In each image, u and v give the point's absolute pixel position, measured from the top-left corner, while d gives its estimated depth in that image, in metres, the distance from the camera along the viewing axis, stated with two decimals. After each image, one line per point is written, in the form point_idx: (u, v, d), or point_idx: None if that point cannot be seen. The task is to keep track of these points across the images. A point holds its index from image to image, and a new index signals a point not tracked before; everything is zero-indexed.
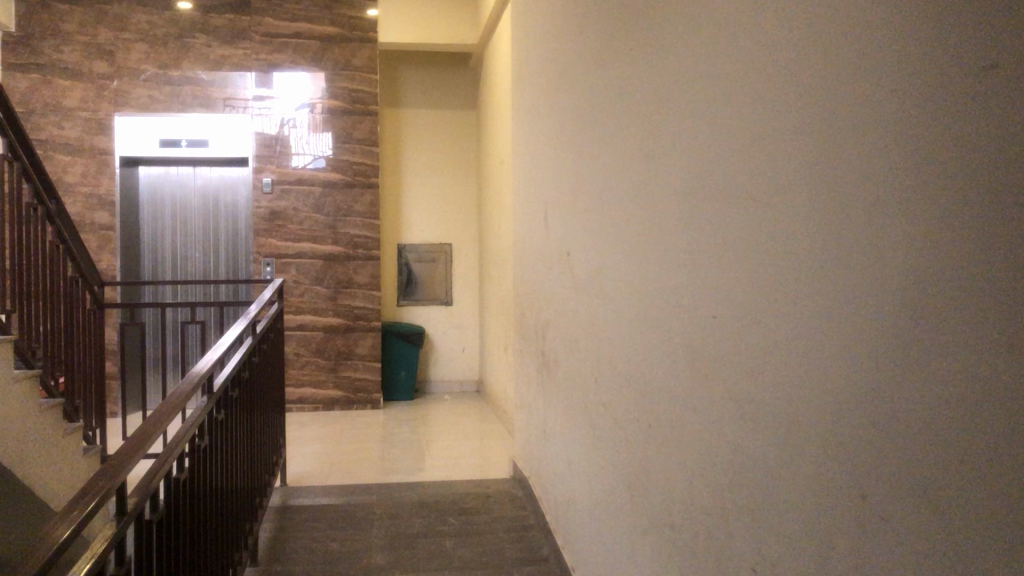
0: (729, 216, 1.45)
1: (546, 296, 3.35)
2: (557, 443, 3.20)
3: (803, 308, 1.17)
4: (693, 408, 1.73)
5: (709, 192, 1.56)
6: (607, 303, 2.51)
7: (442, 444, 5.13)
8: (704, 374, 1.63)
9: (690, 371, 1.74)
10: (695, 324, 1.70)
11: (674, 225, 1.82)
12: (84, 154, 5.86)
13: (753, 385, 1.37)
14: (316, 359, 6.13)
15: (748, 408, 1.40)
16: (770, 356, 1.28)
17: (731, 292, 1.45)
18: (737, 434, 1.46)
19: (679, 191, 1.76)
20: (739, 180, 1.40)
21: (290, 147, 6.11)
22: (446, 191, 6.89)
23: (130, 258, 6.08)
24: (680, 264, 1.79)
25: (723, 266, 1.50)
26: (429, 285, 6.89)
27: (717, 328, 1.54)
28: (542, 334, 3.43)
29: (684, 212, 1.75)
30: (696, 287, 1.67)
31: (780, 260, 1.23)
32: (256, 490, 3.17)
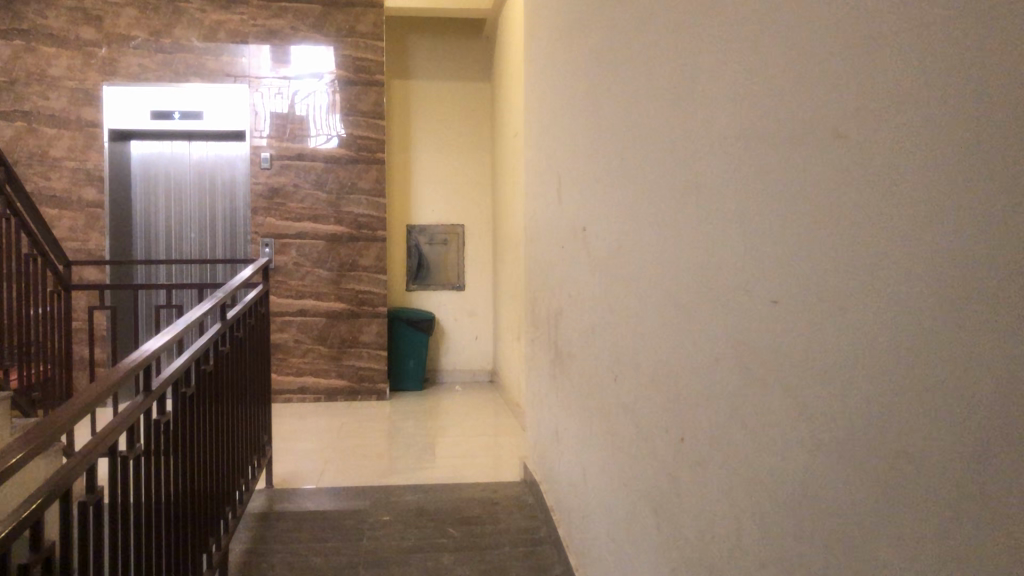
0: (794, 166, 1.04)
1: (558, 280, 2.94)
2: (573, 448, 2.77)
3: (921, 288, 0.76)
4: (739, 423, 1.32)
5: (768, 132, 1.14)
6: (625, 288, 2.10)
7: (449, 440, 4.73)
8: (759, 381, 1.21)
9: (734, 375, 1.33)
10: (739, 314, 1.28)
11: (714, 186, 1.39)
12: (70, 127, 5.49)
13: (824, 397, 0.97)
14: (317, 346, 5.75)
15: (816, 430, 0.99)
16: (859, 360, 0.88)
17: (796, 268, 1.03)
18: (800, 465, 1.06)
19: (720, 138, 1.34)
20: (811, 110, 0.98)
21: (298, 122, 5.72)
22: (457, 170, 6.47)
23: (121, 238, 5.74)
24: (721, 236, 1.37)
25: (784, 234, 1.08)
26: (440, 269, 6.50)
27: (776, 319, 1.12)
28: (556, 321, 3.00)
29: (726, 167, 1.33)
30: (745, 265, 1.25)
31: (880, 218, 0.83)
32: (223, 498, 2.79)
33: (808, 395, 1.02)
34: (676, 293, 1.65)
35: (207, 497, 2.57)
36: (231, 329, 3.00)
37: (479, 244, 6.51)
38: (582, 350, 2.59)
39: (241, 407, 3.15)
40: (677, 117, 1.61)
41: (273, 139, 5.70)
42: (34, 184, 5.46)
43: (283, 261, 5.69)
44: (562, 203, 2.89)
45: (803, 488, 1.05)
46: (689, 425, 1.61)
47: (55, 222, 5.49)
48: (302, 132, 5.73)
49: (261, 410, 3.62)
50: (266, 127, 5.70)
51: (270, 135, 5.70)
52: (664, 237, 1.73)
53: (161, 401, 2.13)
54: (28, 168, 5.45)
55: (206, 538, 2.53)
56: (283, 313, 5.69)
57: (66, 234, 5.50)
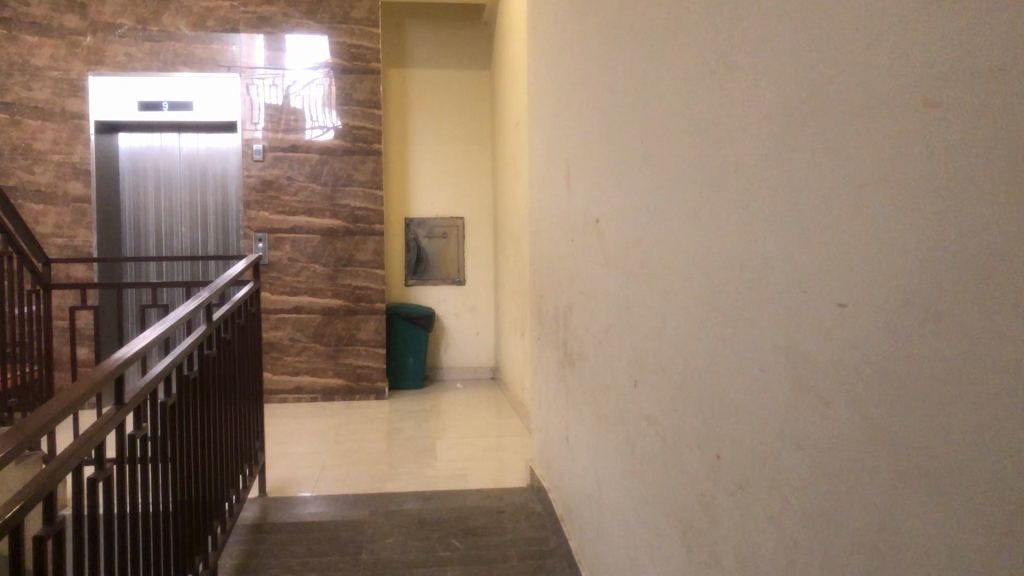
0: (870, 146, 0.86)
1: (568, 276, 2.76)
2: (585, 456, 2.59)
3: None
4: (795, 444, 1.13)
5: (832, 104, 0.94)
6: (645, 286, 1.90)
7: (451, 442, 4.55)
8: (824, 401, 1.02)
9: (787, 391, 1.13)
10: (791, 321, 1.10)
11: (756, 171, 1.20)
12: (55, 119, 5.29)
13: (924, 431, 0.78)
14: (314, 344, 5.56)
15: (909, 470, 0.81)
16: (983, 389, 0.70)
17: (876, 271, 0.85)
18: (878, 507, 0.87)
19: (764, 113, 1.15)
20: (901, 78, 0.80)
21: (292, 113, 5.52)
22: (456, 161, 6.28)
23: (110, 234, 5.54)
24: (769, 228, 1.18)
25: (852, 228, 0.91)
26: (439, 263, 6.30)
27: (845, 327, 0.93)
28: (565, 320, 2.81)
29: (780, 145, 1.13)
30: (806, 260, 1.05)
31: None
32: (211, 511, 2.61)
33: (887, 418, 0.83)
34: (708, 292, 1.46)
35: (194, 512, 2.39)
36: (218, 330, 2.81)
37: (480, 238, 6.31)
38: (596, 352, 2.40)
39: (230, 411, 2.95)
40: (710, 93, 1.42)
41: (269, 131, 5.50)
42: (18, 178, 5.26)
43: (277, 256, 5.50)
44: (571, 194, 2.70)
45: (880, 530, 0.85)
46: (725, 443, 1.42)
47: (41, 218, 5.29)
48: (296, 123, 5.53)
49: (252, 413, 3.43)
50: (261, 120, 5.49)
51: (266, 127, 5.50)
52: (693, 229, 1.54)
53: (139, 411, 1.95)
54: (12, 162, 5.25)
55: (190, 556, 2.34)
56: (278, 311, 5.51)
57: (51, 230, 5.30)
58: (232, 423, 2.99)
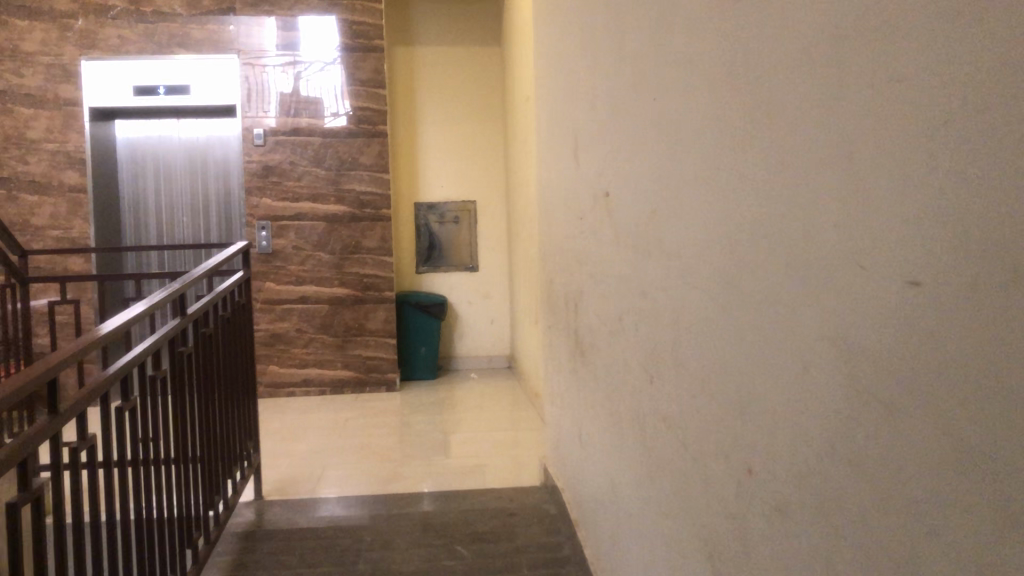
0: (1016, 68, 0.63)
1: (578, 258, 2.50)
2: (599, 455, 2.34)
3: None
4: (864, 462, 0.87)
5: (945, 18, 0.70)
6: (662, 266, 1.64)
7: (463, 434, 4.31)
8: (910, 406, 0.77)
9: (853, 396, 0.88)
10: (862, 310, 0.85)
11: (809, 119, 0.95)
12: (48, 106, 5.10)
13: None
14: (321, 335, 5.35)
15: None
16: None
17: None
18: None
19: (832, 43, 0.89)
20: None
21: (295, 96, 5.29)
22: (467, 142, 6.02)
23: (108, 224, 5.36)
24: (828, 185, 0.91)
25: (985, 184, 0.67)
26: (452, 249, 6.07)
27: (970, 312, 0.69)
28: (576, 306, 2.56)
29: (850, 71, 0.86)
30: (889, 222, 0.79)
31: None
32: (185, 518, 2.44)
33: None
34: (739, 270, 1.20)
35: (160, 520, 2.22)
36: (195, 324, 2.63)
37: (493, 222, 6.06)
38: (608, 342, 2.15)
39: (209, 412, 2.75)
40: (743, 25, 1.15)
41: (281, 117, 5.28)
42: (12, 169, 5.09)
43: (281, 244, 5.28)
44: (580, 167, 2.44)
45: None
46: (760, 454, 1.16)
47: (36, 209, 5.12)
48: (299, 106, 5.30)
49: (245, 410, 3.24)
50: (269, 104, 5.28)
51: (277, 114, 5.28)
52: (721, 193, 1.27)
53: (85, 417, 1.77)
54: (5, 152, 5.08)
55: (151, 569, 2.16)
56: (283, 301, 5.29)
57: (48, 222, 5.13)
58: (212, 425, 2.78)
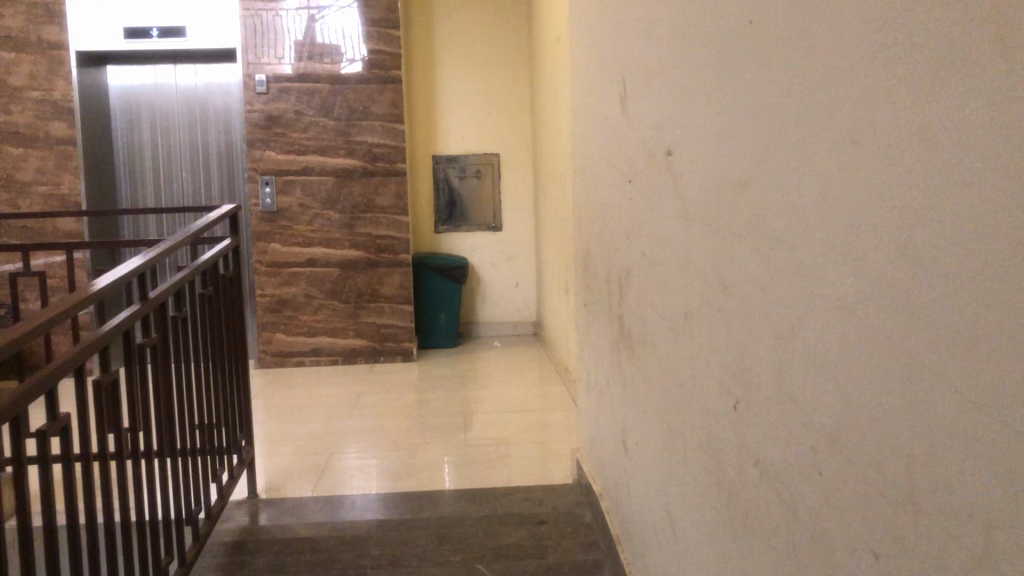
0: None
1: (625, 233, 2.05)
2: (650, 474, 1.90)
3: None
4: None
5: None
6: (758, 250, 1.19)
7: (485, 412, 3.89)
8: None
9: None
10: None
11: None
12: (31, 50, 4.68)
13: None
14: (331, 301, 4.94)
15: None
16: None
17: None
18: None
19: None
20: None
21: (307, 40, 4.82)
22: (489, 88, 5.52)
23: (102, 180, 4.96)
24: None
25: None
26: (473, 206, 5.61)
27: None
28: (621, 287, 2.11)
29: None
30: None
31: None
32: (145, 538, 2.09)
33: None
34: (930, 280, 0.75)
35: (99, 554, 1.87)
36: (162, 309, 2.25)
37: (519, 176, 5.60)
38: (666, 340, 1.71)
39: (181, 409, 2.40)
40: None
41: (297, 64, 4.81)
42: None
43: (287, 202, 4.85)
44: (626, 117, 1.98)
45: None
46: None
47: (22, 163, 4.72)
48: (312, 50, 4.83)
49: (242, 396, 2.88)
50: (283, 50, 4.81)
51: (293, 60, 4.81)
52: (884, 155, 0.81)
53: None
54: None
55: None
56: (291, 264, 4.88)
57: (34, 177, 4.73)
58: (188, 422, 2.44)
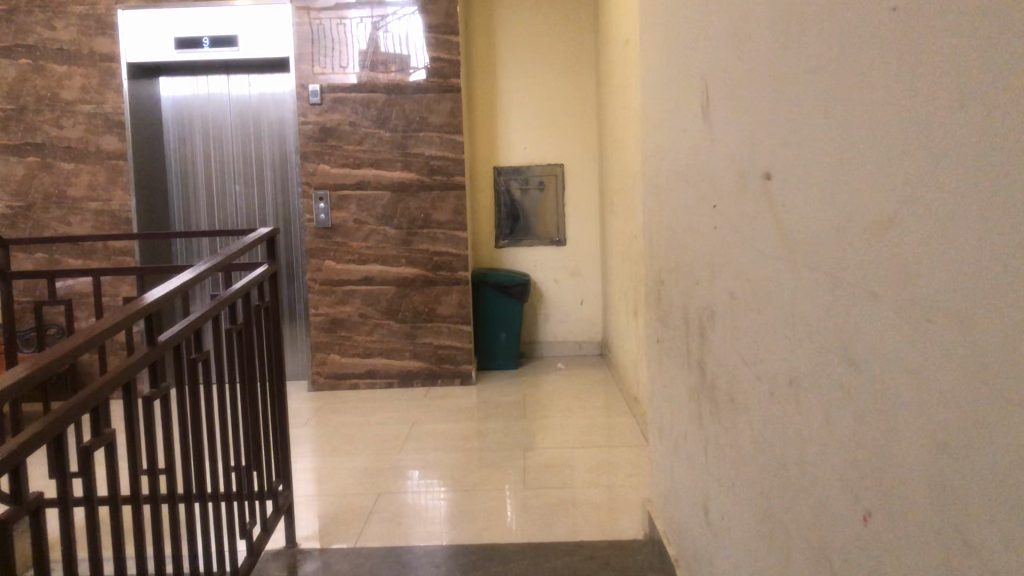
0: None
1: (706, 268, 1.74)
2: (740, 560, 1.59)
3: None
4: None
5: None
6: (904, 314, 0.88)
7: (547, 446, 3.59)
8: None
9: None
10: None
11: None
12: (82, 63, 4.56)
13: None
14: (387, 321, 4.70)
15: None
16: None
17: None
18: None
19: None
20: None
21: (371, 48, 4.60)
22: (553, 95, 5.24)
23: (154, 195, 4.82)
24: None
25: None
26: (536, 219, 5.34)
27: None
28: (703, 331, 1.79)
29: None
30: None
31: None
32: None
33: None
34: None
35: None
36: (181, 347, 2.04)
37: (584, 188, 5.31)
38: (759, 403, 1.40)
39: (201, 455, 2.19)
40: None
41: (362, 73, 4.60)
42: (46, 134, 4.58)
43: (342, 218, 4.63)
44: (709, 131, 1.67)
45: None
46: None
47: (73, 178, 4.60)
48: (376, 58, 4.61)
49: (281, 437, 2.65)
50: (340, 58, 4.59)
51: (358, 69, 4.60)
52: None
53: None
54: (38, 115, 4.57)
55: None
56: (345, 282, 4.66)
57: (86, 192, 4.61)
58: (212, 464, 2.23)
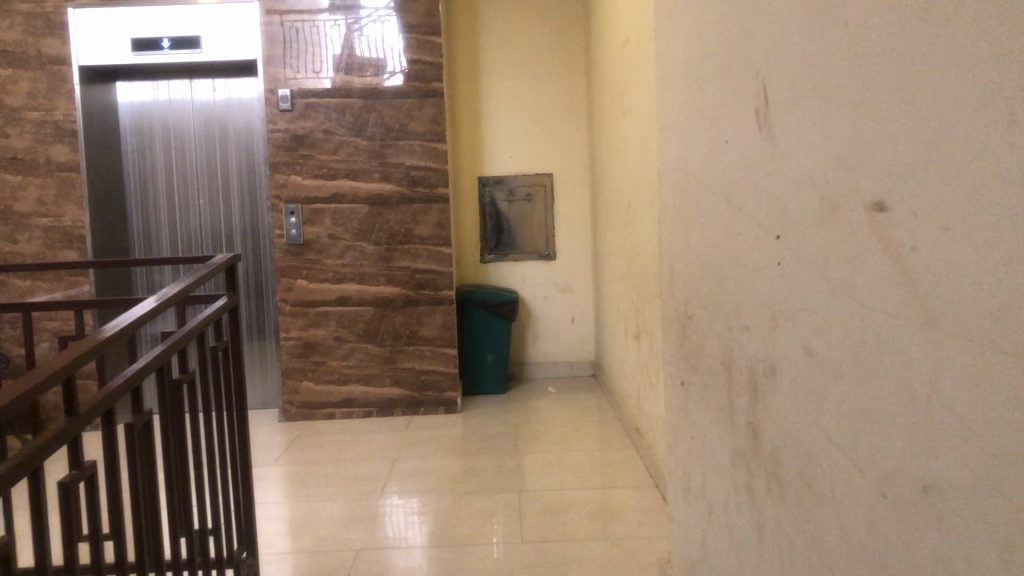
0: None
1: (762, 312, 1.42)
2: None
3: None
4: None
5: None
6: None
7: (543, 487, 3.26)
8: None
9: None
10: None
11: None
12: (29, 66, 4.19)
13: None
14: (365, 345, 4.35)
15: None
16: None
17: None
18: None
19: None
20: None
21: (345, 50, 4.25)
22: (541, 100, 4.92)
23: (111, 210, 4.44)
24: None
25: None
26: (523, 232, 5.00)
27: None
28: (757, 390, 1.46)
29: None
30: None
31: None
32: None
33: None
34: None
35: None
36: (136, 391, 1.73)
37: (575, 199, 4.99)
38: (858, 502, 1.07)
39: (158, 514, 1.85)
40: None
41: (336, 77, 4.25)
42: None
43: (315, 233, 4.28)
44: (770, 145, 1.35)
45: None
46: None
47: (20, 192, 4.22)
48: (352, 61, 4.26)
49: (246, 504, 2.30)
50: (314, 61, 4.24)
51: (332, 73, 4.25)
52: None
53: None
54: None
55: None
56: (319, 303, 4.31)
57: (34, 208, 4.23)
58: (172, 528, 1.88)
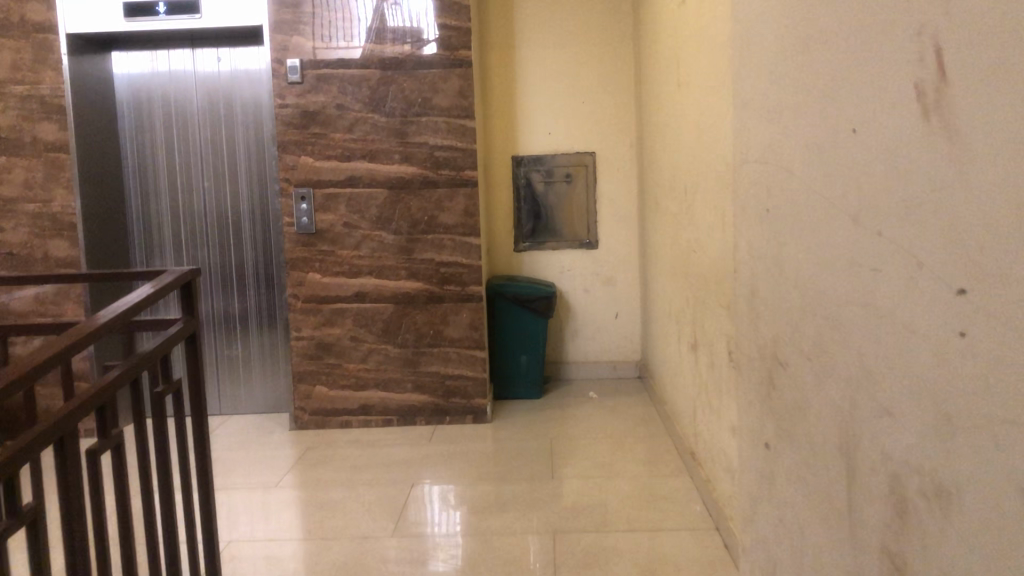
0: None
1: (922, 402, 0.92)
2: None
3: None
4: None
5: None
6: None
7: (582, 526, 2.79)
8: None
9: None
10: None
11: None
12: (13, 33, 3.76)
13: None
14: (384, 346, 3.89)
15: None
16: None
17: None
18: None
19: None
20: None
21: (371, 14, 3.76)
22: (583, 71, 4.39)
23: (107, 195, 4.02)
24: None
25: None
26: (562, 218, 4.50)
27: None
28: (908, 515, 0.97)
29: None
30: None
31: None
32: None
33: None
34: None
35: None
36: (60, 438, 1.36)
37: (619, 181, 4.47)
38: None
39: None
40: None
41: (369, 46, 3.77)
42: None
43: (328, 221, 3.82)
44: (951, 149, 0.84)
45: None
46: None
47: (4, 174, 3.82)
48: (377, 26, 3.77)
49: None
50: (332, 27, 3.76)
51: (365, 41, 3.77)
52: None
53: None
54: None
55: None
56: (332, 299, 3.86)
57: (20, 191, 3.83)
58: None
